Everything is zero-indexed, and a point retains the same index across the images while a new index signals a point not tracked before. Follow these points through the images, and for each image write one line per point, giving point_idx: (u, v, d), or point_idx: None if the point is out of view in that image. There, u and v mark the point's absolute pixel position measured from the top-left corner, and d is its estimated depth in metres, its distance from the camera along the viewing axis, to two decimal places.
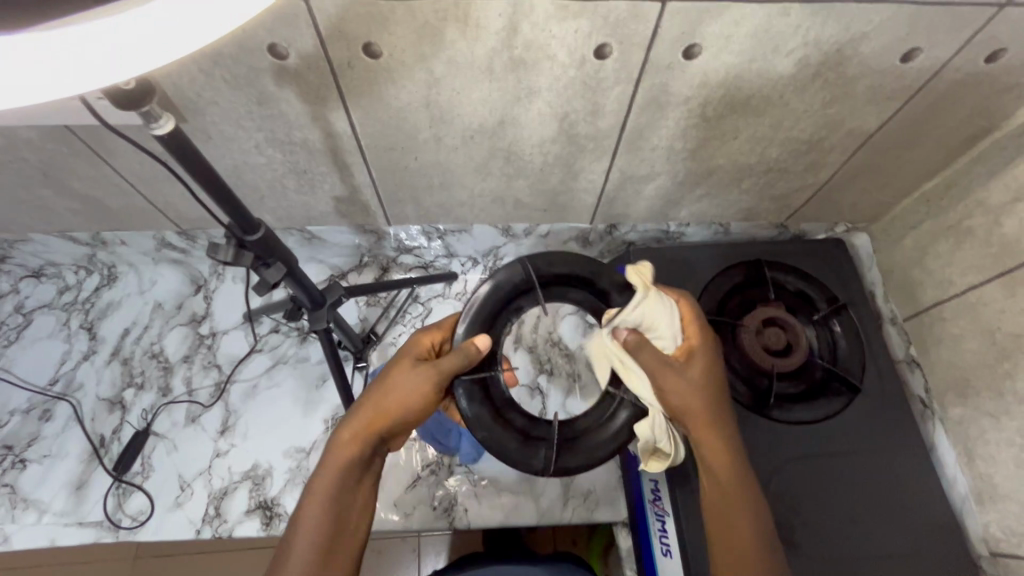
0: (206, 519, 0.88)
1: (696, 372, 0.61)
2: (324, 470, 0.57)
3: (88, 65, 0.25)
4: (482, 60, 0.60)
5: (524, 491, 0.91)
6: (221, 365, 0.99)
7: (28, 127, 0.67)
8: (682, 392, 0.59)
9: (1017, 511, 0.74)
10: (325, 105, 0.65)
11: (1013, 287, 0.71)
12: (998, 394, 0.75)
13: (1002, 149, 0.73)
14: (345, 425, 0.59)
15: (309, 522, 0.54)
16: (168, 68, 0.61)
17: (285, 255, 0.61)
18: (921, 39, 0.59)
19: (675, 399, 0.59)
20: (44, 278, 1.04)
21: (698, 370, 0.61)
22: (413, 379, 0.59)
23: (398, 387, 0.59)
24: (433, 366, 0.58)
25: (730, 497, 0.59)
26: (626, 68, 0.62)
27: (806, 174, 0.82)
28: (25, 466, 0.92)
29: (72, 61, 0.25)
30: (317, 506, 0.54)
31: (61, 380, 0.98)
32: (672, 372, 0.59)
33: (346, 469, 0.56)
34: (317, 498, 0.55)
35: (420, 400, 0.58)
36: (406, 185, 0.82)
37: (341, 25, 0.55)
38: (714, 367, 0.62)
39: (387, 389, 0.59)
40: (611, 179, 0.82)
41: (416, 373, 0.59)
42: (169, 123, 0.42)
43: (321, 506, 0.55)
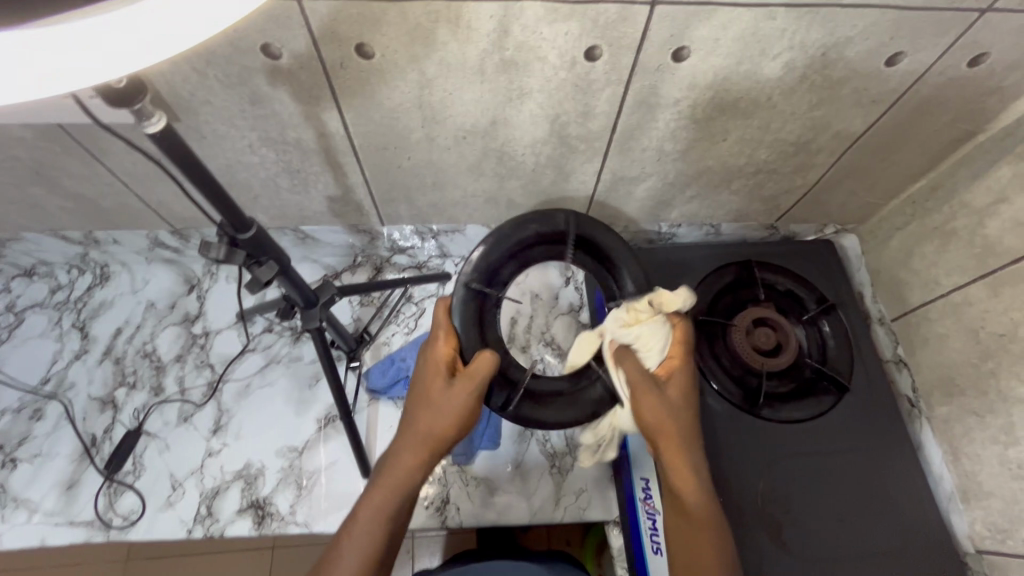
0: (198, 518, 0.88)
1: (674, 397, 0.62)
2: (371, 493, 0.57)
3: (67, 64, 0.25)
4: (474, 61, 0.60)
5: (516, 490, 0.92)
6: (214, 364, 0.99)
7: (21, 125, 0.67)
8: (651, 412, 0.60)
9: (1001, 508, 0.75)
10: (317, 105, 0.66)
11: (997, 287, 0.73)
12: (982, 393, 0.76)
13: (985, 152, 0.74)
14: (403, 449, 0.59)
15: (370, 548, 0.54)
16: (161, 67, 0.61)
17: (278, 252, 0.61)
18: (904, 43, 0.61)
19: (648, 419, 0.60)
20: (36, 277, 1.04)
21: (674, 393, 0.62)
22: (450, 398, 0.59)
23: (442, 406, 0.59)
24: (468, 381, 0.59)
25: (704, 525, 0.58)
26: (616, 70, 0.62)
27: (795, 175, 0.83)
28: (15, 465, 0.91)
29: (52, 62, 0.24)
30: (375, 528, 0.55)
31: (52, 379, 0.98)
32: (648, 392, 0.61)
33: (401, 493, 0.57)
34: (371, 523, 0.55)
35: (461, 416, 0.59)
36: (399, 184, 0.82)
37: (333, 25, 0.55)
38: (693, 393, 0.63)
39: (428, 414, 0.59)
40: (603, 180, 0.82)
41: (455, 392, 0.59)
42: (161, 121, 0.43)
43: (373, 528, 0.55)
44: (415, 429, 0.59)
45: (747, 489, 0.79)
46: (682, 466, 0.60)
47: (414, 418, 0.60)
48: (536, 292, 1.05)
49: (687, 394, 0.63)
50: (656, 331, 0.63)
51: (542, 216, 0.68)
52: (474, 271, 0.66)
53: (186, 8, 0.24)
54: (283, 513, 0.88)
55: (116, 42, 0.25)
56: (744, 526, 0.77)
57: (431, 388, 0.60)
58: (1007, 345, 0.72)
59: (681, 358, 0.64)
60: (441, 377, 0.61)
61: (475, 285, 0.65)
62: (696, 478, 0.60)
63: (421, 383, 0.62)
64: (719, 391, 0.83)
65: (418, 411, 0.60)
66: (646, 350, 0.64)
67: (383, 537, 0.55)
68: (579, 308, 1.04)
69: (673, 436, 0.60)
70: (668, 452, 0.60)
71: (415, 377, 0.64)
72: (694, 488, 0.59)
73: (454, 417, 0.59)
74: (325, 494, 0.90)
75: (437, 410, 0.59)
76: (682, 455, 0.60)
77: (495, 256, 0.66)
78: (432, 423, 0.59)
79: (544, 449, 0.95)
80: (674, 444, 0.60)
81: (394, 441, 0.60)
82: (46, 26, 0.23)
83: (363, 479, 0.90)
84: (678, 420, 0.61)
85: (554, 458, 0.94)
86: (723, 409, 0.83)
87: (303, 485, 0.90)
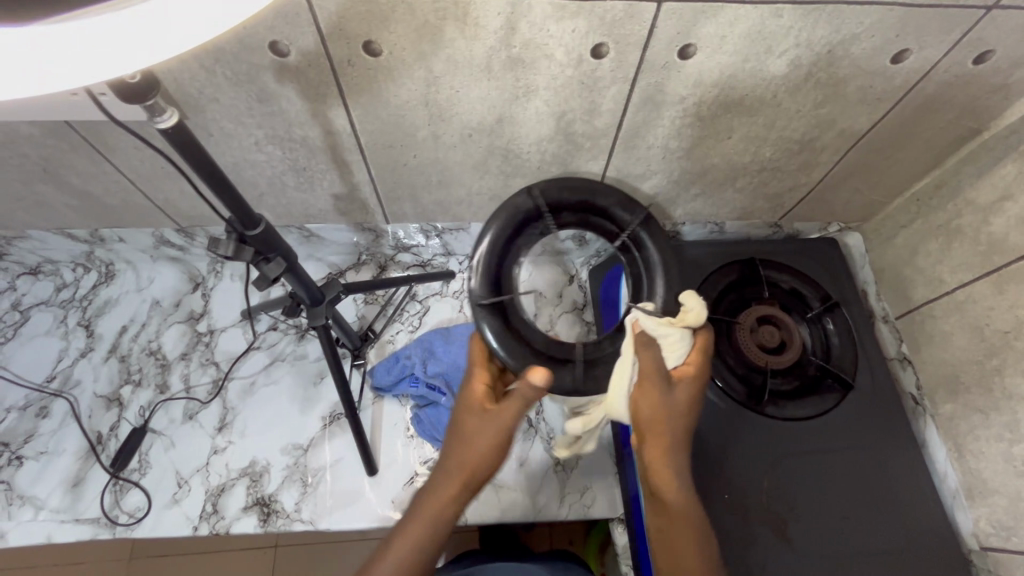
0: (203, 516, 0.88)
1: (678, 399, 0.60)
2: (408, 524, 0.57)
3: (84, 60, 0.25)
4: (481, 59, 0.61)
5: (520, 488, 0.92)
6: (219, 362, 0.99)
7: (29, 123, 0.68)
8: (649, 410, 0.59)
9: (1006, 505, 0.75)
10: (324, 103, 0.66)
11: (1001, 284, 0.73)
12: (987, 390, 0.76)
13: (990, 149, 0.74)
14: (439, 483, 0.58)
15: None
16: (170, 64, 0.61)
17: (286, 249, 0.62)
18: (910, 41, 0.61)
19: (643, 415, 0.59)
20: (42, 275, 1.04)
21: (680, 394, 0.60)
22: (481, 426, 0.58)
23: (477, 439, 0.58)
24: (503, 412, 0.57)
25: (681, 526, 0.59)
26: (623, 68, 0.63)
27: (800, 173, 0.84)
28: (21, 463, 0.91)
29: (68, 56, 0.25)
30: (407, 556, 0.55)
31: (58, 377, 0.98)
32: (653, 389, 0.59)
33: (435, 522, 0.57)
34: (403, 552, 0.55)
35: (496, 445, 0.58)
36: (405, 182, 0.82)
37: (341, 23, 0.55)
38: (698, 397, 0.61)
39: (462, 445, 0.58)
40: (608, 177, 0.82)
41: (489, 424, 0.58)
42: (173, 117, 0.43)
43: (404, 556, 0.55)
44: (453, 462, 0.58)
45: (751, 486, 0.79)
46: (663, 465, 0.60)
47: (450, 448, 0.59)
48: (540, 290, 1.06)
49: (692, 400, 0.61)
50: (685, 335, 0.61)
51: (625, 196, 0.66)
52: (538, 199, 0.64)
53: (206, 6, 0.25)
54: (288, 510, 0.88)
55: (135, 38, 0.25)
56: (748, 523, 0.77)
57: (464, 420, 0.60)
58: (1012, 342, 0.72)
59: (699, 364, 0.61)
60: (476, 411, 0.59)
61: (530, 203, 0.64)
62: (676, 478, 0.60)
63: (456, 416, 0.61)
64: (724, 388, 0.84)
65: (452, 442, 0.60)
66: (670, 348, 0.61)
67: (413, 562, 0.55)
68: (582, 306, 1.04)
69: (663, 435, 0.59)
70: (653, 451, 0.60)
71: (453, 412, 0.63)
72: (674, 486, 0.60)
73: (487, 446, 0.57)
74: (330, 492, 0.90)
75: (468, 438, 0.58)
76: (665, 455, 0.60)
77: (576, 197, 0.64)
78: (466, 454, 0.58)
79: (549, 447, 0.95)
80: (660, 444, 0.60)
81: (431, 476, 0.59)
82: (66, 20, 0.23)
83: (368, 477, 0.90)
84: (670, 423, 0.59)
85: (558, 456, 0.94)
86: (728, 407, 0.83)
87: (308, 483, 0.90)
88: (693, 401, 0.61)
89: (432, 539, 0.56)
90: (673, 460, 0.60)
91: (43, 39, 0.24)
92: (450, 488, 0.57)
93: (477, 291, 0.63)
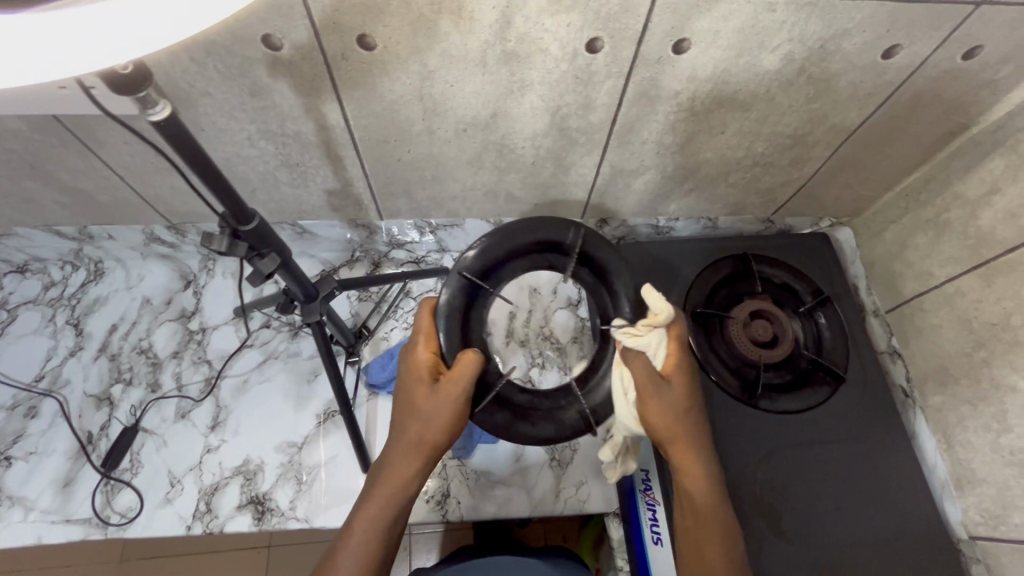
0: (197, 515, 0.87)
1: (675, 395, 0.61)
2: (365, 506, 0.57)
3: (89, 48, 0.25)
4: (476, 53, 0.60)
5: (515, 483, 0.92)
6: (211, 360, 0.98)
7: (16, 117, 0.66)
8: (660, 417, 0.60)
9: (994, 494, 0.76)
10: (318, 97, 0.66)
11: (989, 278, 0.74)
12: (975, 382, 0.77)
13: (978, 144, 0.75)
14: (395, 460, 0.59)
15: (367, 554, 0.55)
16: (160, 57, 0.61)
17: (280, 245, 0.61)
18: (901, 35, 0.61)
19: (654, 422, 0.60)
20: (29, 273, 1.03)
21: (679, 391, 0.61)
22: (436, 403, 0.58)
23: (428, 415, 0.58)
24: (453, 385, 0.57)
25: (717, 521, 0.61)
26: (617, 63, 0.63)
27: (791, 168, 0.84)
28: (9, 464, 0.90)
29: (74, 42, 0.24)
30: (374, 539, 0.56)
31: (47, 376, 0.97)
32: (654, 394, 0.60)
33: (396, 498, 0.58)
34: (367, 534, 0.56)
35: (449, 421, 0.58)
36: (398, 177, 0.82)
37: (336, 16, 0.55)
38: (695, 389, 0.62)
39: (416, 420, 0.58)
40: (603, 173, 0.83)
41: (439, 398, 0.58)
42: (165, 109, 0.42)
43: (366, 535, 0.56)
44: (408, 440, 0.59)
45: (745, 478, 0.80)
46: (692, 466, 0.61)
47: (404, 424, 0.59)
48: (535, 286, 1.06)
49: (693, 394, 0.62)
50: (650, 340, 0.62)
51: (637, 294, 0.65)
52: (575, 242, 0.63)
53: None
54: (283, 509, 0.88)
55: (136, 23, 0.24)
56: (742, 515, 0.78)
57: (415, 395, 0.59)
58: (999, 334, 0.73)
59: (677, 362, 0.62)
60: (425, 383, 0.59)
61: (571, 239, 0.63)
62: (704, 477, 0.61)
63: (406, 388, 0.60)
64: (719, 383, 0.84)
65: (405, 419, 0.59)
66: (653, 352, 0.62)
67: (378, 541, 0.56)
68: (577, 302, 1.05)
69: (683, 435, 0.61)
70: (677, 453, 0.61)
71: (399, 382, 0.63)
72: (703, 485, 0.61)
73: (441, 423, 0.58)
74: (325, 489, 0.89)
75: (422, 417, 0.58)
76: (692, 452, 0.61)
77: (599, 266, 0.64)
78: (422, 431, 0.58)
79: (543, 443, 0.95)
80: (683, 445, 0.61)
81: (385, 453, 0.60)
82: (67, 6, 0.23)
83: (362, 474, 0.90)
84: (679, 421, 0.60)
85: (554, 452, 0.94)
86: (720, 401, 0.84)
87: (302, 481, 0.90)
88: (692, 396, 0.62)
89: (393, 516, 0.57)
90: (699, 458, 0.61)
91: (42, 27, 0.23)
92: (409, 466, 0.58)
93: (468, 264, 0.62)
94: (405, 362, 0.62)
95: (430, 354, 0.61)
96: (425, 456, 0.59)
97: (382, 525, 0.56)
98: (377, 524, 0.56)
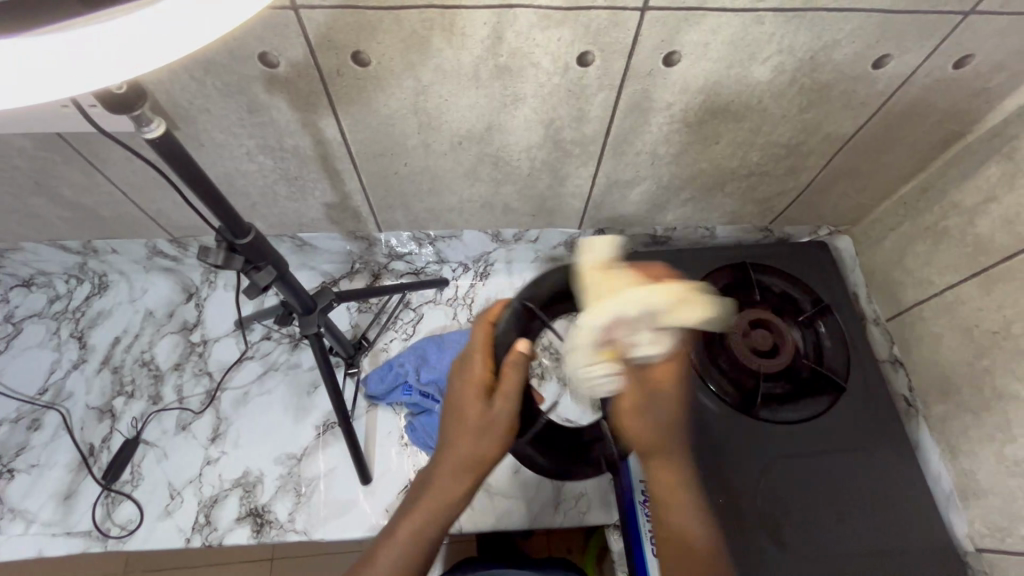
0: (196, 527, 0.87)
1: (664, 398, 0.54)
2: (413, 513, 0.58)
3: (76, 69, 0.28)
4: (468, 68, 0.61)
5: (515, 495, 0.91)
6: (212, 372, 0.99)
7: (21, 134, 0.68)
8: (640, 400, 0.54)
9: (999, 505, 0.75)
10: (314, 112, 0.67)
11: (989, 285, 0.73)
12: (978, 391, 0.76)
13: (974, 152, 0.75)
14: (448, 472, 0.59)
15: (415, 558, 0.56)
16: (161, 76, 0.62)
17: (276, 258, 0.62)
18: (891, 46, 0.62)
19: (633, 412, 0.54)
20: (34, 287, 1.04)
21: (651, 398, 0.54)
22: (495, 416, 0.59)
23: (483, 428, 0.59)
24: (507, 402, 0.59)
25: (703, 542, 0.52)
26: (609, 76, 0.64)
27: (788, 177, 0.84)
28: (12, 476, 0.91)
29: (59, 66, 0.28)
30: (422, 544, 0.57)
31: (50, 389, 0.98)
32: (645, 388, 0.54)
33: (446, 511, 0.58)
34: (411, 540, 0.56)
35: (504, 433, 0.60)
36: (396, 191, 0.83)
37: (330, 34, 0.56)
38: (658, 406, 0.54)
39: (467, 432, 0.59)
40: (598, 184, 0.83)
41: (495, 411, 0.60)
42: (161, 127, 0.43)
43: (414, 538, 0.56)
44: (461, 450, 0.59)
45: (745, 488, 0.79)
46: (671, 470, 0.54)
47: (455, 436, 0.59)
48: None
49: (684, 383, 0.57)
50: (638, 297, 0.54)
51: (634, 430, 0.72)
52: None
53: (173, 25, 0.28)
54: (282, 521, 0.88)
55: (102, 50, 0.28)
56: (743, 527, 0.77)
57: (469, 403, 0.60)
58: (1001, 342, 0.72)
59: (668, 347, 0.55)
60: (480, 394, 0.61)
61: None
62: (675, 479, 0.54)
63: (459, 398, 0.61)
64: (718, 394, 0.84)
65: (458, 433, 0.60)
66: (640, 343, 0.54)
67: (424, 546, 0.57)
68: None
69: (667, 436, 0.54)
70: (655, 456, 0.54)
71: (450, 390, 0.64)
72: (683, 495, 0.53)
73: (498, 437, 0.59)
74: (324, 501, 0.89)
75: (484, 432, 0.59)
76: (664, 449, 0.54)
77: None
78: (477, 446, 0.59)
79: None
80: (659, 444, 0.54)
81: (437, 461, 0.60)
82: (48, 32, 0.26)
83: (362, 486, 0.90)
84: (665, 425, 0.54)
85: None
86: (720, 411, 0.83)
87: (301, 493, 0.90)
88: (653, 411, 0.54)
89: (440, 522, 0.58)
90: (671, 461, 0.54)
91: (34, 49, 0.27)
92: (458, 479, 0.59)
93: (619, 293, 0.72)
94: (458, 374, 0.64)
95: (485, 367, 0.62)
96: (478, 469, 0.59)
97: (430, 532, 0.57)
98: (416, 540, 0.56)
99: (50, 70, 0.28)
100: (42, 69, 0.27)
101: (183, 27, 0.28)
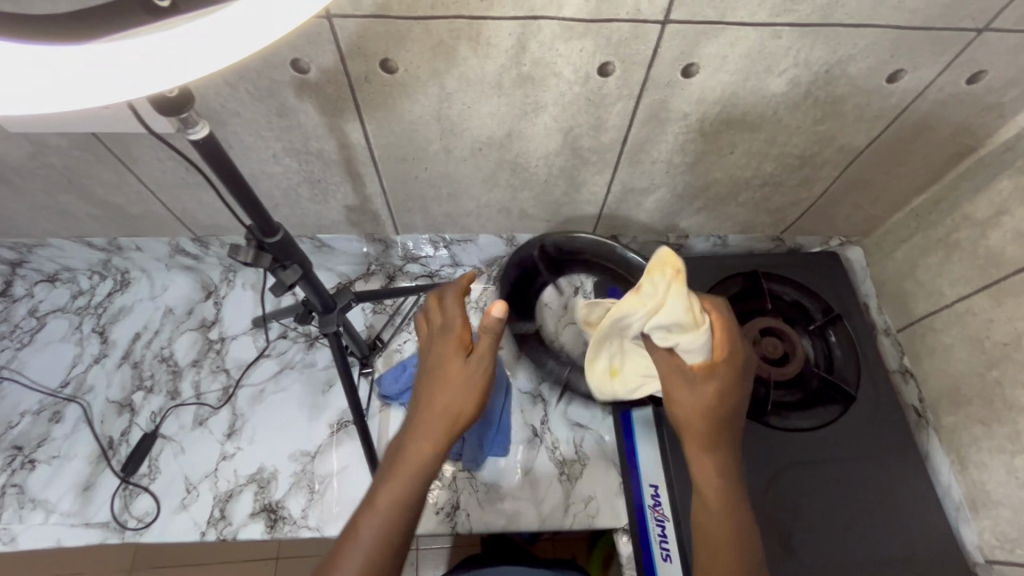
0: (211, 521, 0.89)
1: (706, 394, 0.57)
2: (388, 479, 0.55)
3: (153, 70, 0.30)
4: (492, 76, 0.63)
5: (525, 496, 0.92)
6: (229, 369, 1.01)
7: (59, 133, 0.70)
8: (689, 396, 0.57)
9: (1010, 517, 0.76)
10: (341, 117, 0.69)
11: (1000, 297, 0.74)
12: (988, 401, 0.77)
13: (986, 165, 0.76)
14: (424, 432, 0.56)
15: (393, 528, 0.53)
16: (197, 80, 0.64)
17: (302, 257, 0.64)
18: (904, 61, 0.63)
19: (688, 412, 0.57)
20: (59, 282, 1.07)
21: (712, 387, 0.57)
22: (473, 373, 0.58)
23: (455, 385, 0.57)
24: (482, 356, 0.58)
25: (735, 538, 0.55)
26: (628, 85, 0.65)
27: (800, 188, 0.86)
28: (33, 466, 0.93)
29: (134, 64, 0.29)
30: (401, 512, 0.54)
31: (72, 382, 1.00)
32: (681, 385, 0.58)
33: (422, 471, 0.55)
34: (393, 506, 0.54)
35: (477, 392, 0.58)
36: (415, 194, 0.85)
37: (360, 42, 0.58)
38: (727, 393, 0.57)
39: (444, 391, 0.57)
40: (614, 191, 0.85)
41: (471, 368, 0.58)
42: (204, 129, 0.45)
43: (391, 500, 0.54)
44: (435, 409, 0.57)
45: (752, 494, 0.79)
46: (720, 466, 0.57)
47: (431, 400, 0.57)
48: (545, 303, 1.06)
49: (730, 381, 0.57)
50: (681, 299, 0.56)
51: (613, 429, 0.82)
52: None
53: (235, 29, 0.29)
54: (295, 517, 0.89)
55: (175, 52, 0.29)
56: None
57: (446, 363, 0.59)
58: (1011, 354, 0.73)
59: (728, 351, 0.57)
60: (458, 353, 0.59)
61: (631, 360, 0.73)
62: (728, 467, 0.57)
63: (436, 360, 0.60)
64: None
65: (433, 393, 0.58)
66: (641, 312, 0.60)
67: (402, 514, 0.54)
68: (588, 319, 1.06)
69: (727, 422, 0.57)
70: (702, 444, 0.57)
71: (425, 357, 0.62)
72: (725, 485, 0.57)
73: (474, 394, 0.57)
74: (337, 498, 0.91)
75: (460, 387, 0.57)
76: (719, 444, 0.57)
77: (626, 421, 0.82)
78: (449, 403, 0.57)
79: (554, 457, 0.95)
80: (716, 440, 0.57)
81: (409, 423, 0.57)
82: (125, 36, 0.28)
83: None
84: (710, 415, 0.56)
85: (563, 466, 0.95)
86: None
87: (314, 490, 0.91)
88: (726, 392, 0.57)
89: (419, 483, 0.55)
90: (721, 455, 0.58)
91: (115, 52, 0.29)
92: (430, 437, 0.56)
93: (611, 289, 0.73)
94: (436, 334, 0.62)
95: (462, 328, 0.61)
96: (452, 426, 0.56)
97: (410, 495, 0.54)
98: (394, 505, 0.54)
99: (116, 72, 0.29)
100: (111, 72, 0.29)
101: (246, 29, 0.29)
